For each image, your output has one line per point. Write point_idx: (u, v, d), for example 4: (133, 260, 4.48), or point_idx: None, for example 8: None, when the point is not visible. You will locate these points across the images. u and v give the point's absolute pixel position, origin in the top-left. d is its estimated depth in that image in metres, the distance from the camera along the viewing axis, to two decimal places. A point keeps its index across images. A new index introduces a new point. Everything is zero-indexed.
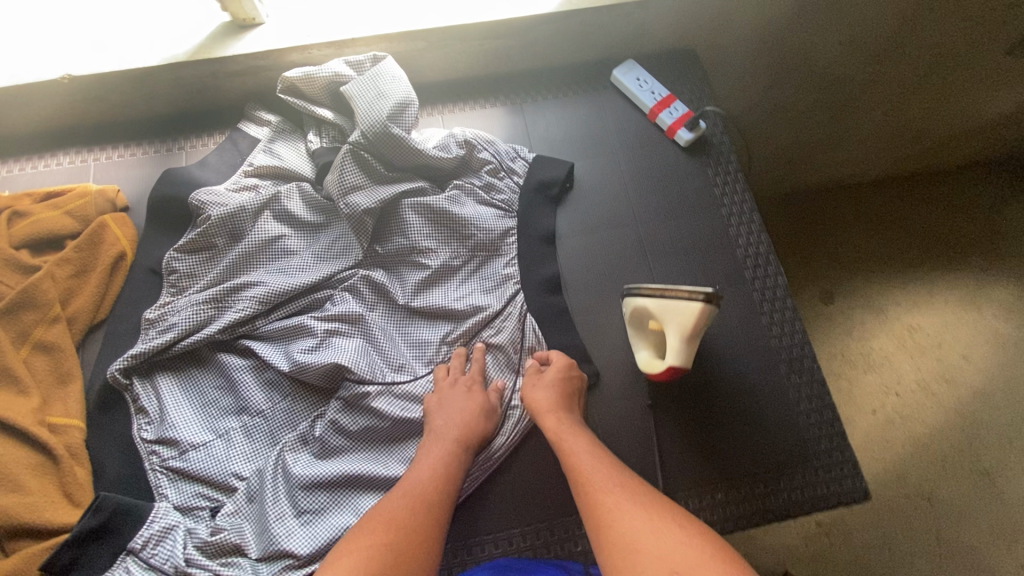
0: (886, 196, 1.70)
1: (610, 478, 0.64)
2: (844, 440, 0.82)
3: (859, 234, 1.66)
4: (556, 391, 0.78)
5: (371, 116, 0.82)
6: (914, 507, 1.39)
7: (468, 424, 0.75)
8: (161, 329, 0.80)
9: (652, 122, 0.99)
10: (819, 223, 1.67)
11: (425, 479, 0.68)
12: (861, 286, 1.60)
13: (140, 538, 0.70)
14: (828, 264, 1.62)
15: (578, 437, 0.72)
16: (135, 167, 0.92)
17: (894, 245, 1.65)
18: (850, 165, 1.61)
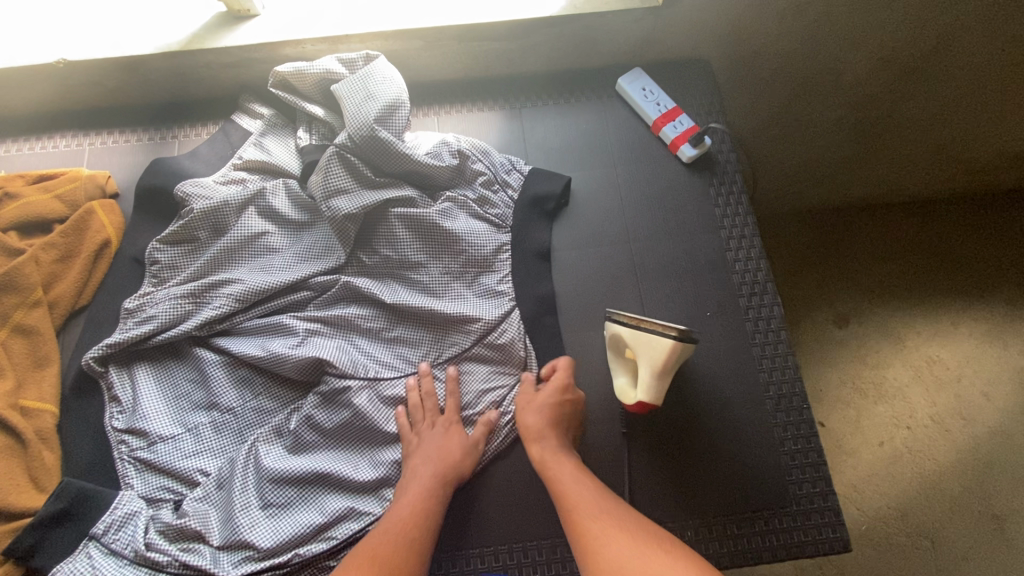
0: (914, 219, 1.61)
1: (596, 507, 0.65)
2: (829, 486, 0.78)
3: (881, 258, 1.58)
4: (546, 421, 0.75)
5: (358, 119, 0.80)
6: (914, 547, 1.33)
7: (446, 457, 0.73)
8: (139, 319, 0.79)
9: (655, 135, 0.95)
10: (840, 242, 1.59)
11: (410, 511, 0.68)
12: (879, 313, 1.53)
13: (102, 523, 0.71)
14: (846, 287, 1.55)
15: (563, 462, 0.72)
16: (128, 152, 0.93)
17: (918, 271, 1.56)
18: (878, 184, 1.53)
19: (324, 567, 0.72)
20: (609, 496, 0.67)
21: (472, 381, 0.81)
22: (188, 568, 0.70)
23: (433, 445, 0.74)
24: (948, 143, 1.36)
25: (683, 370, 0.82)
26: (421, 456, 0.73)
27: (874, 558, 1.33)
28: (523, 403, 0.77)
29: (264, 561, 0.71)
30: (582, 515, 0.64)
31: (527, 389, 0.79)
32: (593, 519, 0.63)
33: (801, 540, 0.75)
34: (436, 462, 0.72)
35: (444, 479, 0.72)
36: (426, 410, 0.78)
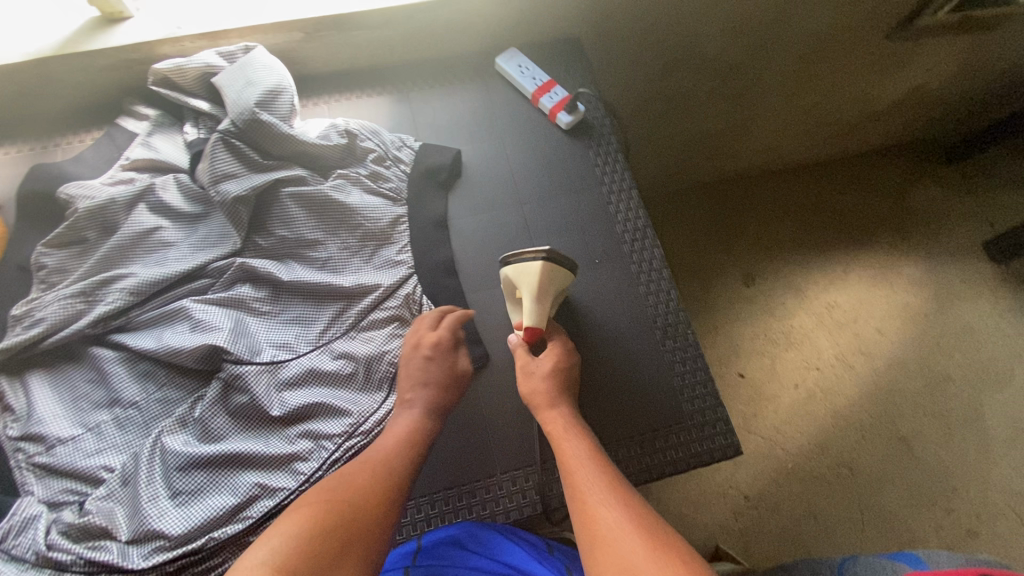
0: (796, 180, 1.79)
1: (608, 498, 0.64)
2: (717, 399, 0.85)
3: (772, 217, 1.73)
4: (552, 386, 0.78)
5: (240, 105, 0.82)
6: (835, 476, 1.45)
7: (437, 395, 0.77)
8: (28, 324, 0.77)
9: (535, 106, 1.02)
10: (735, 206, 1.74)
11: (388, 440, 0.72)
12: (780, 267, 1.67)
13: (1, 529, 0.68)
14: (746, 247, 1.69)
15: (583, 441, 0.73)
16: (9, 166, 0.91)
17: (806, 225, 1.73)
18: (761, 152, 1.69)
19: (243, 545, 0.72)
20: (624, 487, 0.67)
21: (372, 346, 0.83)
22: (94, 567, 0.68)
23: (431, 378, 0.78)
24: (807, 101, 1.51)
25: (580, 314, 0.89)
26: (417, 387, 0.78)
27: (804, 490, 1.44)
28: (523, 368, 0.80)
29: (177, 549, 0.69)
30: (595, 497, 0.64)
31: (524, 355, 0.81)
32: (605, 513, 0.63)
33: (697, 450, 0.82)
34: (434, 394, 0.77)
35: (430, 412, 0.76)
36: (415, 342, 0.81)
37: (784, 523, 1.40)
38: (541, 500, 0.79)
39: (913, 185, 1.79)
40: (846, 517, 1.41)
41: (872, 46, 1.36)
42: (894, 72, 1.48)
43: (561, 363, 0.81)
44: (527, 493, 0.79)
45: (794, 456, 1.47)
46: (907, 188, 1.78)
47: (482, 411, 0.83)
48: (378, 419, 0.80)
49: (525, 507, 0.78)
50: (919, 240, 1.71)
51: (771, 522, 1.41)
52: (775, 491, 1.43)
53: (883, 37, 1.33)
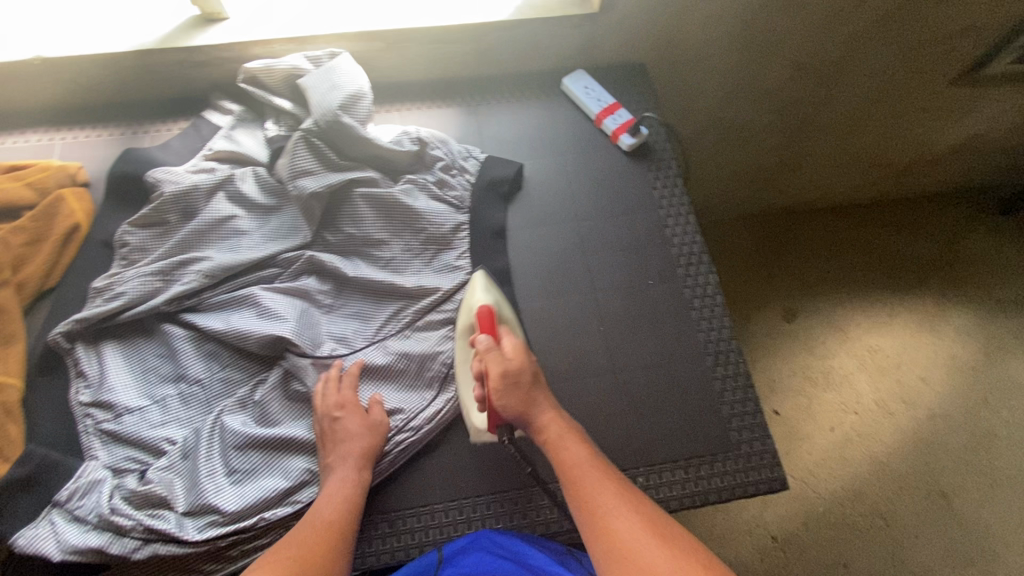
0: (844, 219, 1.77)
1: (619, 507, 0.65)
2: (765, 431, 0.85)
3: (818, 254, 1.71)
4: (528, 394, 0.75)
5: (323, 107, 0.86)
6: (869, 526, 1.40)
7: (353, 448, 0.74)
8: (109, 296, 0.82)
9: (598, 127, 1.04)
10: (781, 240, 1.72)
11: (326, 499, 0.71)
12: (824, 305, 1.64)
13: (67, 489, 0.71)
14: (790, 282, 1.67)
15: (579, 444, 0.72)
16: (101, 147, 0.97)
17: (852, 264, 1.70)
18: (811, 187, 1.68)
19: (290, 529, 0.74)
20: (631, 490, 0.67)
21: (427, 345, 0.85)
22: (153, 534, 0.70)
23: (341, 438, 0.75)
24: (861, 141, 1.50)
25: (631, 334, 0.89)
26: (335, 444, 0.75)
27: (836, 536, 1.39)
28: (501, 380, 0.74)
29: (230, 525, 0.72)
30: (603, 505, 0.65)
31: (494, 358, 0.76)
32: (620, 526, 0.63)
33: (742, 481, 0.82)
34: (347, 453, 0.74)
35: (361, 465, 0.74)
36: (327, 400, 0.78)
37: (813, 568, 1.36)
38: None
39: (968, 233, 1.75)
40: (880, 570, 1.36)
41: (937, 90, 1.35)
42: (955, 117, 1.46)
43: (526, 361, 0.77)
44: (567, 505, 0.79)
45: (827, 500, 1.43)
46: (962, 236, 1.74)
47: None
48: (427, 417, 0.81)
49: (563, 520, 0.79)
50: (971, 291, 1.66)
51: (799, 566, 1.37)
52: (805, 535, 1.39)
53: (949, 82, 1.32)
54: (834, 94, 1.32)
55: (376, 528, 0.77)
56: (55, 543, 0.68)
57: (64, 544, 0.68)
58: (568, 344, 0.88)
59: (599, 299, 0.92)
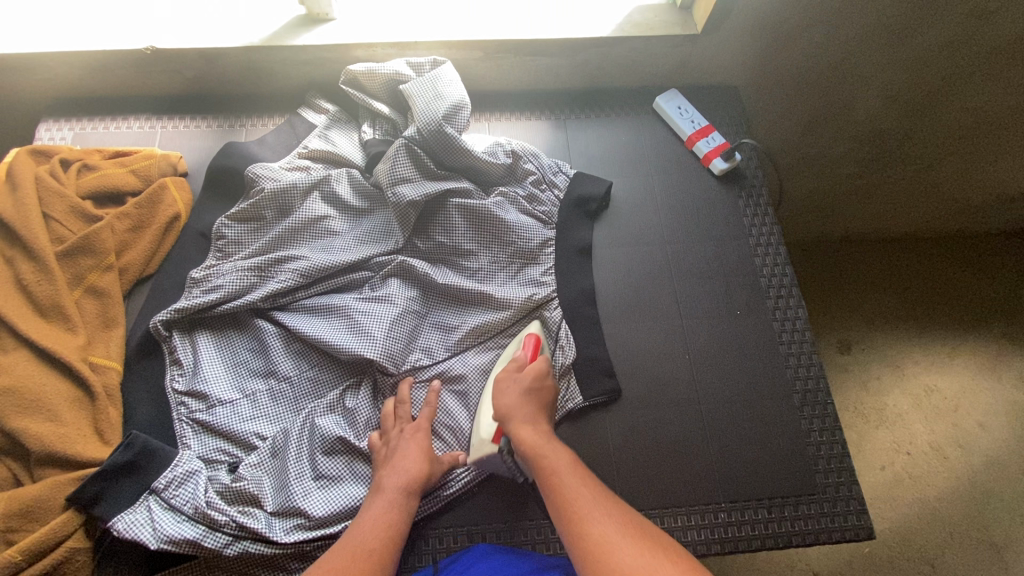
0: (914, 256, 1.61)
1: (596, 510, 0.66)
2: (852, 476, 0.82)
3: (883, 292, 1.57)
4: (524, 403, 0.76)
5: (428, 115, 0.87)
6: (917, 572, 1.30)
7: (410, 472, 0.72)
8: (205, 288, 0.83)
9: (688, 149, 1.03)
10: (846, 276, 1.58)
11: (366, 531, 0.66)
12: (880, 341, 1.51)
13: (164, 478, 0.72)
14: (850, 315, 1.54)
15: (556, 451, 0.72)
16: (198, 138, 0.98)
17: (915, 303, 1.56)
18: (880, 220, 1.53)
19: None
20: (605, 493, 0.68)
21: None
22: (244, 531, 0.71)
23: (397, 460, 0.73)
24: (942, 184, 1.38)
25: (715, 364, 0.88)
26: (389, 466, 0.73)
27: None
28: (501, 381, 0.79)
29: (315, 530, 0.72)
30: (584, 512, 0.65)
31: (509, 367, 0.80)
32: (596, 527, 0.64)
33: (827, 526, 0.79)
34: (400, 476, 0.71)
35: (409, 493, 0.71)
36: (391, 422, 0.78)
37: None
38: None
39: None
40: None
41: None
42: None
43: (537, 382, 0.79)
44: None
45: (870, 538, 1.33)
46: None
47: (610, 445, 0.82)
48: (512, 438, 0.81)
49: None
50: None
51: None
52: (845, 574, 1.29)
53: None
54: (925, 135, 1.22)
55: (453, 542, 0.77)
56: (151, 530, 0.69)
57: (160, 533, 0.69)
58: (652, 369, 0.87)
59: (684, 325, 0.90)
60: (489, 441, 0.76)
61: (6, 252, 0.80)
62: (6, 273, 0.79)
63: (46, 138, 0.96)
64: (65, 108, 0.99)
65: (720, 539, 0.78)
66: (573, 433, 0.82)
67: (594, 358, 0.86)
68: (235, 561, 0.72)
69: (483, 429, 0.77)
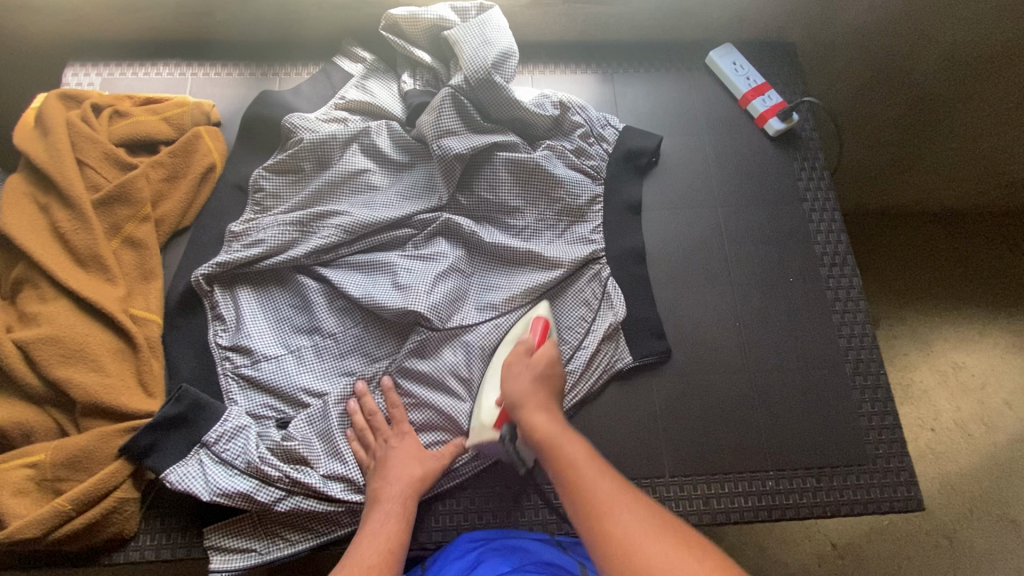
0: (962, 235, 1.45)
1: (619, 502, 0.57)
2: (904, 447, 0.81)
3: (925, 269, 1.43)
4: (536, 390, 0.71)
5: (476, 62, 0.82)
6: (934, 544, 1.23)
7: (414, 479, 0.70)
8: (246, 243, 0.81)
9: (742, 108, 0.98)
10: (889, 253, 1.44)
11: (370, 547, 0.63)
12: (916, 317, 1.40)
13: (214, 432, 0.71)
14: (888, 290, 1.41)
15: (574, 441, 0.65)
16: (230, 86, 0.94)
17: (959, 282, 1.42)
18: (926, 198, 1.39)
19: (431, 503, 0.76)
20: (627, 486, 0.60)
21: (577, 327, 0.82)
22: (297, 488, 0.71)
23: (388, 470, 0.70)
24: (997, 160, 1.25)
25: (767, 331, 0.85)
26: (383, 478, 0.70)
27: (892, 549, 1.23)
28: (511, 366, 0.73)
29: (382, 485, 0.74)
30: (605, 506, 0.57)
31: (519, 350, 0.75)
32: (619, 521, 0.55)
33: (877, 496, 0.78)
34: (395, 486, 0.69)
35: (407, 500, 0.69)
36: (368, 435, 0.74)
37: None
38: (707, 510, 0.77)
39: None
40: None
41: None
42: None
43: (549, 370, 0.73)
44: (695, 501, 0.77)
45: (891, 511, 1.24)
46: None
47: (658, 410, 0.81)
48: (577, 392, 0.79)
49: (691, 515, 0.76)
50: None
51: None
52: (866, 542, 1.23)
53: None
54: (988, 107, 1.12)
55: (501, 500, 0.77)
56: (203, 483, 0.69)
57: (212, 486, 0.69)
58: (702, 334, 0.85)
59: (734, 290, 0.87)
60: (491, 428, 0.72)
61: (41, 200, 0.77)
62: (42, 220, 0.76)
63: (73, 83, 0.92)
64: (92, 52, 0.95)
65: (769, 506, 0.77)
66: (620, 396, 0.81)
67: (643, 320, 0.84)
68: (285, 517, 0.71)
69: (486, 413, 0.74)
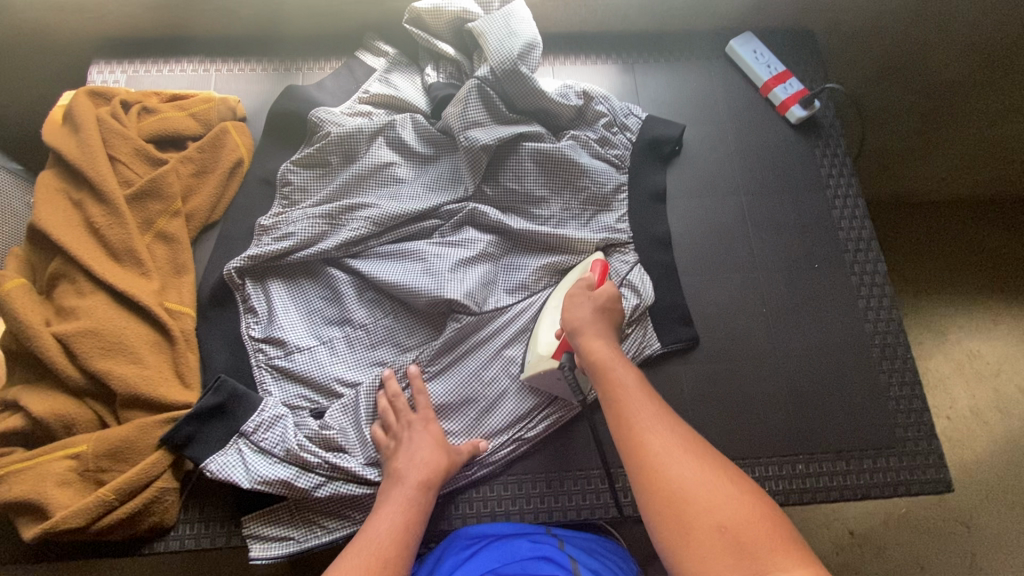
0: (998, 220, 1.40)
1: (661, 425, 0.58)
2: (933, 430, 0.81)
3: (956, 257, 1.38)
4: (595, 319, 0.71)
5: (502, 53, 0.83)
6: (950, 532, 1.19)
7: (430, 469, 0.69)
8: (276, 236, 0.81)
9: (763, 96, 0.98)
10: (922, 243, 1.39)
11: (382, 530, 0.63)
12: (942, 309, 1.35)
13: (253, 422, 0.72)
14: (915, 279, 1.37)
15: (625, 364, 0.65)
16: (254, 81, 0.95)
17: (992, 269, 1.38)
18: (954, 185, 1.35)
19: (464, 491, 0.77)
20: (672, 415, 0.60)
21: None
22: (336, 473, 0.72)
23: (410, 455, 0.70)
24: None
25: (794, 316, 0.86)
26: (402, 462, 0.69)
27: (908, 537, 1.19)
28: (573, 296, 0.73)
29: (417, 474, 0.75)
30: (646, 429, 0.58)
31: (579, 286, 0.75)
32: (657, 443, 0.56)
33: (907, 478, 0.79)
34: (414, 472, 0.69)
35: (424, 487, 0.68)
36: (396, 419, 0.74)
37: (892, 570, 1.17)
38: None
39: None
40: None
41: None
42: None
43: (610, 303, 0.73)
44: None
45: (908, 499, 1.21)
46: None
47: (687, 396, 0.81)
48: None
49: None
50: None
51: (873, 565, 1.17)
52: (885, 530, 1.19)
53: None
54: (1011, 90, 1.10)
55: (534, 487, 0.77)
56: (243, 471, 0.70)
57: (253, 474, 0.70)
58: (729, 320, 0.85)
59: (760, 276, 0.88)
60: (550, 357, 0.73)
61: (74, 195, 0.78)
62: (75, 216, 0.77)
63: (99, 80, 0.93)
64: (116, 50, 0.96)
65: (799, 490, 0.78)
66: (649, 383, 0.82)
67: (669, 308, 0.84)
68: (324, 503, 0.72)
69: (545, 345, 0.75)
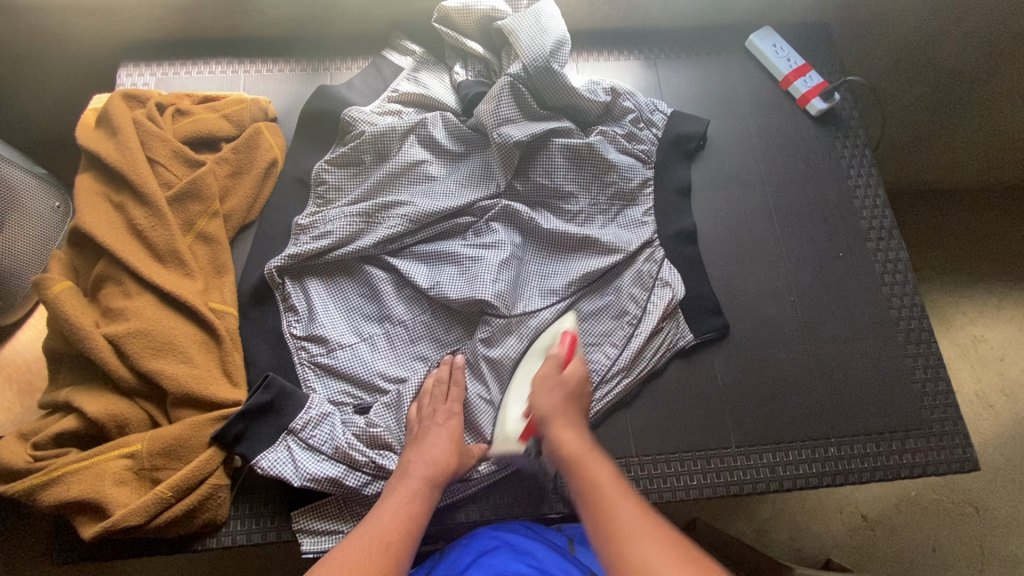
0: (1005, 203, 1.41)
1: (635, 520, 0.57)
2: (957, 412, 0.84)
3: (971, 242, 1.38)
4: (567, 407, 0.72)
5: (534, 51, 0.85)
6: (960, 514, 1.20)
7: (437, 463, 0.69)
8: (314, 235, 0.82)
9: (784, 89, 1.00)
10: (940, 231, 1.38)
11: (385, 519, 0.63)
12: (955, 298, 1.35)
13: (300, 420, 0.74)
14: (930, 263, 1.37)
15: (598, 460, 0.66)
16: (284, 82, 0.96)
17: (1005, 252, 1.38)
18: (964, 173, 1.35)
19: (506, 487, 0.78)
20: (648, 508, 0.60)
21: (640, 305, 0.83)
22: (382, 472, 0.73)
23: (428, 444, 0.71)
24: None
25: (819, 303, 0.88)
26: (418, 451, 0.70)
27: (920, 521, 1.19)
28: (544, 379, 0.74)
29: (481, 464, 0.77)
30: (619, 520, 0.57)
31: (549, 365, 0.75)
32: (631, 538, 0.55)
33: (934, 458, 0.82)
34: (427, 463, 0.69)
35: (434, 479, 0.68)
36: (425, 409, 0.75)
37: (904, 552, 1.17)
38: (774, 477, 0.79)
39: None
40: (967, 559, 1.17)
41: None
42: None
43: (579, 387, 0.75)
44: (761, 470, 0.79)
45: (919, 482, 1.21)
46: None
47: (719, 383, 0.83)
48: (643, 371, 0.82)
49: (758, 483, 0.79)
50: None
51: (885, 549, 1.18)
52: (899, 511, 1.20)
53: None
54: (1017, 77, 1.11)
55: None
56: (293, 469, 0.72)
57: (302, 471, 0.71)
58: (757, 309, 0.88)
59: (786, 266, 0.90)
60: (515, 440, 0.75)
61: (114, 198, 0.79)
62: (117, 218, 0.78)
63: (128, 83, 0.93)
64: (143, 53, 0.96)
65: (832, 472, 0.80)
66: (682, 372, 0.84)
67: (699, 299, 0.86)
68: (371, 501, 0.74)
69: (512, 425, 0.76)
